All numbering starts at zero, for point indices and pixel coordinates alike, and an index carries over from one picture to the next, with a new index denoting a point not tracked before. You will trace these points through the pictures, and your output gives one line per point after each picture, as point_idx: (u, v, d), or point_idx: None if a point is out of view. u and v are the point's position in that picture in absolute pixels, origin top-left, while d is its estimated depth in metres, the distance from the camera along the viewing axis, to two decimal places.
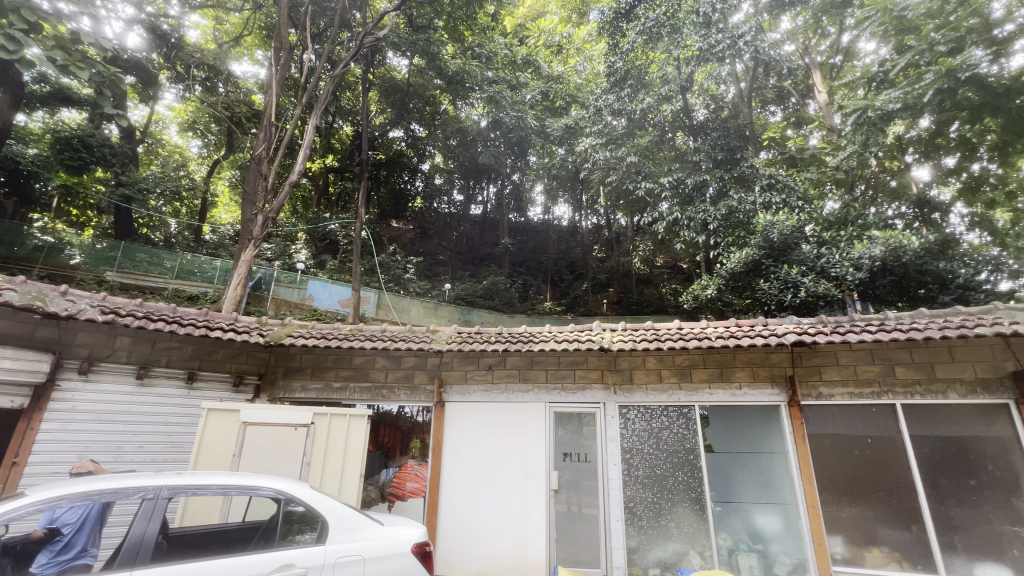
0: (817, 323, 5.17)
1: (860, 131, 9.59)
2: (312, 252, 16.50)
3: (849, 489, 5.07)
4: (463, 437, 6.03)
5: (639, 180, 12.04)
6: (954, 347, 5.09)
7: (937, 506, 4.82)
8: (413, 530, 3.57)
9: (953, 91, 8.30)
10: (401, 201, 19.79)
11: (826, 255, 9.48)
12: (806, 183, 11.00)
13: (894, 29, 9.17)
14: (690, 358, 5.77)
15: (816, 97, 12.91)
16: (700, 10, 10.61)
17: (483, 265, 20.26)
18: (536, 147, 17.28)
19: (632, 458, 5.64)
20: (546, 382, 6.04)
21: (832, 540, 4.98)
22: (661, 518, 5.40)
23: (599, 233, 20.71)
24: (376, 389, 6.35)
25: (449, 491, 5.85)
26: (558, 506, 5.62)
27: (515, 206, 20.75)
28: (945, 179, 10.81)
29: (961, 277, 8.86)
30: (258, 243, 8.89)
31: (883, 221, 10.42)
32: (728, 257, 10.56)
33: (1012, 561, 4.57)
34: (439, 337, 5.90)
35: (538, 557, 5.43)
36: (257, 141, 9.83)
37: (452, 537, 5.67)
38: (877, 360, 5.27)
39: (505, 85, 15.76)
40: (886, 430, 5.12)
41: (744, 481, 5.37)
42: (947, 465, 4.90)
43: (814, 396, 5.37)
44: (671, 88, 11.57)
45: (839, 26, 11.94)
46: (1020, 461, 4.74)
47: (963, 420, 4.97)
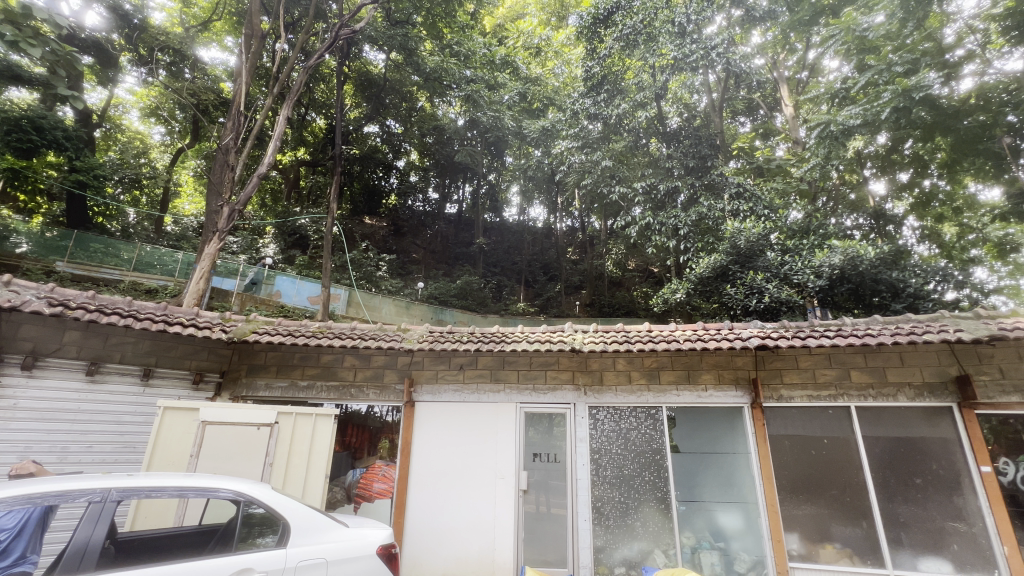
0: (780, 328, 5.34)
1: (824, 145, 9.94)
2: (280, 247, 16.04)
3: (806, 488, 5.27)
4: (432, 437, 5.96)
5: (613, 185, 12.25)
6: (904, 353, 5.36)
7: (887, 504, 5.06)
8: (380, 532, 3.51)
9: (908, 109, 8.76)
10: (374, 198, 19.54)
11: (789, 263, 9.85)
12: (772, 193, 11.36)
13: (856, 48, 9.58)
14: (659, 360, 5.88)
15: (783, 110, 13.39)
16: (676, 20, 10.90)
17: (457, 265, 20.00)
18: (513, 148, 17.31)
19: (601, 458, 5.71)
20: (517, 382, 6.05)
21: (789, 537, 5.16)
22: (628, 517, 5.49)
23: (573, 235, 20.94)
24: (344, 388, 6.22)
25: (417, 492, 5.78)
26: (527, 506, 5.64)
27: (490, 207, 20.69)
28: (899, 194, 11.34)
29: (911, 286, 9.31)
30: (223, 235, 8.57)
31: (843, 232, 10.88)
32: (697, 262, 10.82)
33: (952, 555, 4.85)
34: (410, 336, 5.82)
35: (506, 557, 5.43)
36: (225, 129, 9.47)
37: (420, 539, 5.60)
38: (834, 364, 5.51)
39: (482, 84, 15.71)
40: (842, 431, 5.35)
41: (708, 481, 5.51)
42: (896, 465, 5.15)
43: (775, 398, 5.56)
44: (646, 95, 11.83)
45: (806, 44, 12.42)
46: (961, 460, 5.03)
47: (912, 422, 5.24)
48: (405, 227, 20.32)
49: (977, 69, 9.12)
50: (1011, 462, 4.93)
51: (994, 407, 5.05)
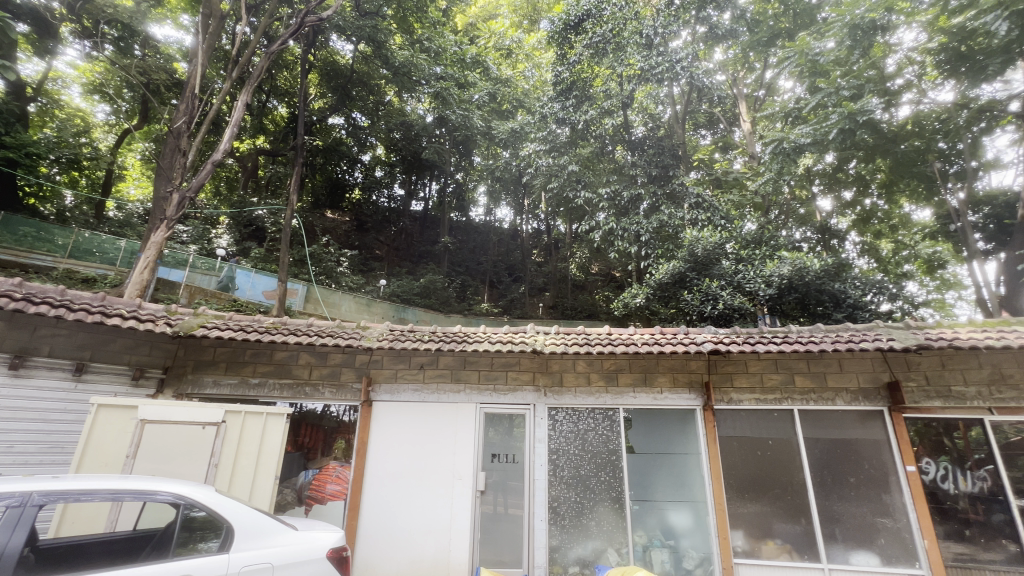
0: (732, 334, 5.57)
1: (776, 160, 10.48)
2: (234, 238, 15.32)
3: (751, 487, 5.52)
4: (390, 437, 5.85)
5: (578, 189, 12.43)
6: (843, 360, 5.70)
7: (823, 501, 5.37)
8: (331, 535, 3.42)
9: (853, 131, 9.34)
10: (337, 191, 19.38)
11: (742, 271, 10.30)
12: (728, 204, 11.86)
13: (808, 71, 10.11)
14: (617, 363, 6.00)
15: (741, 126, 14.01)
16: (643, 32, 11.27)
17: (421, 263, 19.69)
18: (481, 148, 17.38)
19: (558, 458, 5.78)
20: (478, 383, 6.03)
21: (735, 535, 5.40)
22: (583, 517, 5.57)
23: (538, 238, 21.08)
24: (298, 387, 6.02)
25: (372, 493, 5.66)
26: (484, 507, 5.63)
27: (456, 206, 20.50)
28: (843, 211, 12.03)
29: (851, 297, 9.93)
30: (172, 224, 8.11)
31: (793, 244, 11.46)
32: (657, 268, 11.14)
33: (880, 549, 5.20)
34: (370, 334, 5.70)
35: (461, 559, 5.41)
36: (178, 112, 8.94)
37: (373, 541, 5.48)
38: (780, 369, 5.80)
39: (452, 82, 15.57)
40: (785, 433, 5.64)
41: (661, 481, 5.66)
42: (833, 464, 5.48)
43: (725, 401, 5.79)
44: (613, 103, 12.05)
45: (764, 64, 13.05)
46: (890, 460, 5.41)
47: (848, 424, 5.58)
48: (368, 223, 19.91)
49: (914, 97, 9.84)
50: (932, 462, 5.34)
51: (920, 410, 5.46)
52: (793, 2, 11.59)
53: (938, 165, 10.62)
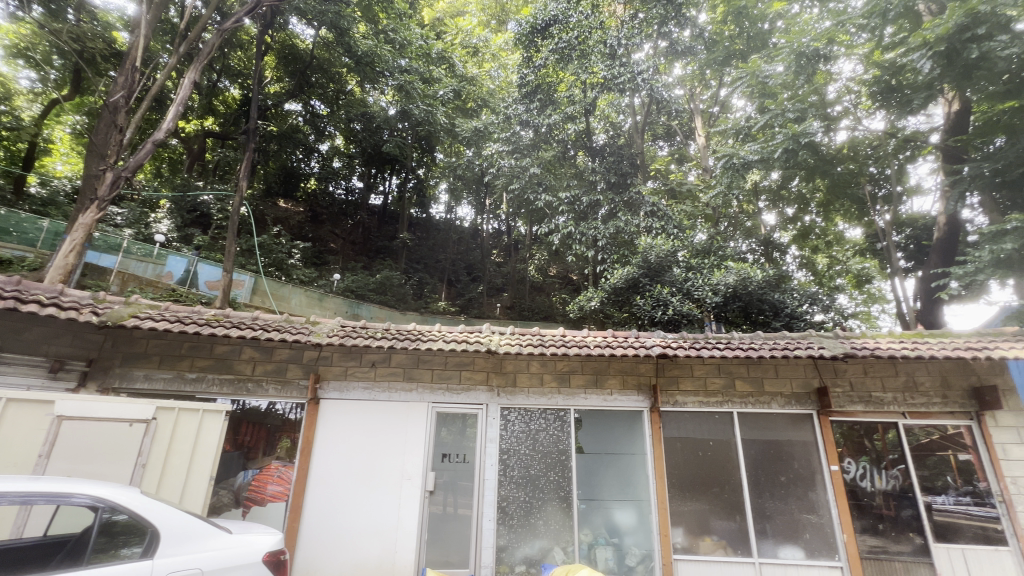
0: (679, 339, 5.78)
1: (727, 174, 11.05)
2: (176, 223, 14.38)
3: (691, 486, 5.77)
4: (336, 437, 5.68)
5: (539, 192, 12.40)
6: (779, 366, 6.06)
7: (756, 499, 5.69)
8: (267, 539, 3.25)
9: (795, 151, 9.93)
10: (291, 180, 18.78)
11: (692, 279, 10.75)
12: (681, 214, 12.38)
13: (759, 92, 10.68)
14: (571, 364, 6.10)
15: (696, 140, 14.59)
16: (608, 42, 11.64)
17: (378, 258, 19.24)
18: (443, 144, 17.54)
19: (509, 458, 5.80)
20: (430, 382, 5.96)
21: (675, 532, 5.62)
22: (531, 516, 5.62)
23: (499, 238, 21.12)
24: (240, 382, 5.75)
25: (315, 494, 5.47)
26: (432, 507, 5.56)
27: (416, 202, 20.17)
28: (785, 226, 12.70)
29: (789, 307, 10.51)
30: (104, 205, 7.52)
31: (738, 255, 12.04)
32: (612, 273, 11.42)
33: (805, 543, 5.56)
34: (320, 330, 5.51)
35: (407, 560, 5.32)
36: (115, 86, 8.28)
37: (315, 544, 5.30)
38: (722, 373, 6.08)
39: (417, 76, 15.38)
40: (724, 434, 5.92)
41: (607, 480, 5.80)
42: (766, 464, 5.81)
43: (671, 403, 6.01)
44: (576, 109, 12.27)
45: (719, 82, 13.68)
46: (817, 460, 5.80)
47: (782, 426, 5.94)
48: (324, 214, 19.41)
49: (850, 124, 10.57)
50: (853, 462, 5.78)
51: (844, 414, 5.90)
52: (747, 26, 12.13)
53: (869, 188, 11.51)
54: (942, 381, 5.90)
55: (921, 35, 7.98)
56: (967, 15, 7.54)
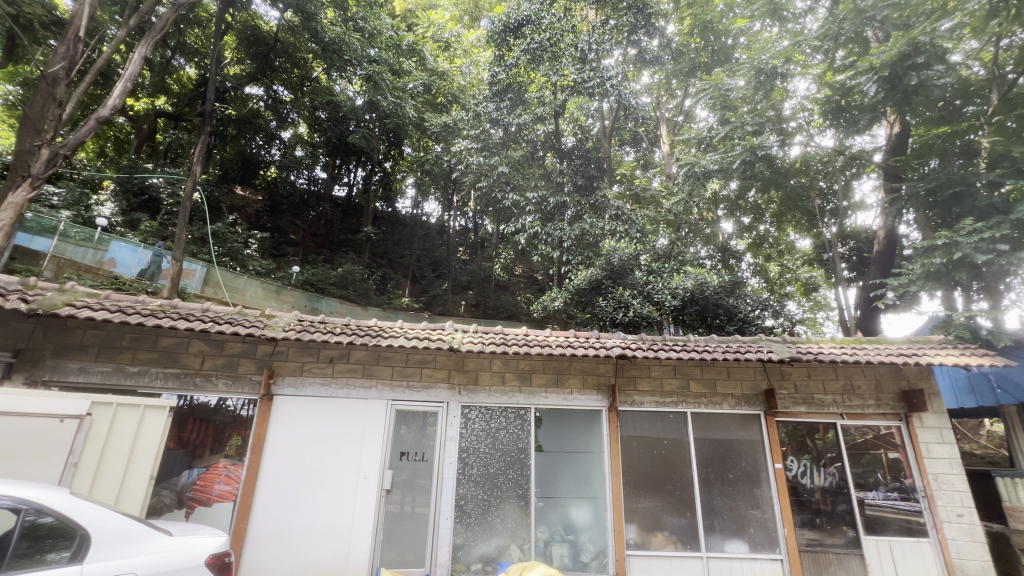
0: (639, 341, 5.91)
1: (688, 182, 11.51)
2: (120, 207, 13.51)
3: (645, 483, 5.94)
4: (289, 434, 5.50)
5: (506, 191, 12.37)
6: (731, 368, 6.32)
7: (706, 496, 5.92)
8: (212, 540, 3.11)
9: (752, 163, 10.34)
10: (250, 166, 17.82)
11: (652, 282, 11.07)
12: (644, 219, 12.73)
13: (720, 104, 11.13)
14: (532, 363, 6.15)
15: (661, 147, 14.98)
16: (578, 46, 11.85)
17: (341, 251, 18.75)
18: (411, 139, 17.34)
19: (468, 457, 5.79)
20: (390, 379, 5.85)
21: (629, 528, 5.76)
22: (489, 514, 5.63)
23: (465, 236, 20.87)
24: (186, 377, 5.47)
25: (265, 493, 5.28)
26: (389, 506, 5.47)
27: (382, 195, 19.77)
28: (742, 234, 13.26)
29: (742, 312, 10.94)
30: (38, 183, 6.99)
31: (697, 261, 12.45)
32: (576, 274, 11.63)
33: (749, 537, 5.82)
34: (275, 324, 5.32)
35: (360, 561, 5.21)
36: (54, 55, 7.67)
37: (263, 545, 5.13)
38: (678, 374, 6.28)
39: (386, 67, 15.16)
40: (678, 434, 6.12)
41: (565, 478, 5.88)
42: (716, 462, 6.05)
43: (629, 403, 6.16)
44: (546, 110, 12.34)
45: (684, 92, 14.12)
46: (763, 458, 6.09)
47: (731, 426, 6.20)
48: (284, 204, 18.64)
49: (803, 140, 11.13)
50: (795, 460, 6.10)
51: (788, 415, 6.22)
52: (711, 39, 12.59)
53: (818, 202, 12.17)
54: (876, 384, 6.32)
55: (868, 59, 8.51)
56: (909, 45, 8.09)
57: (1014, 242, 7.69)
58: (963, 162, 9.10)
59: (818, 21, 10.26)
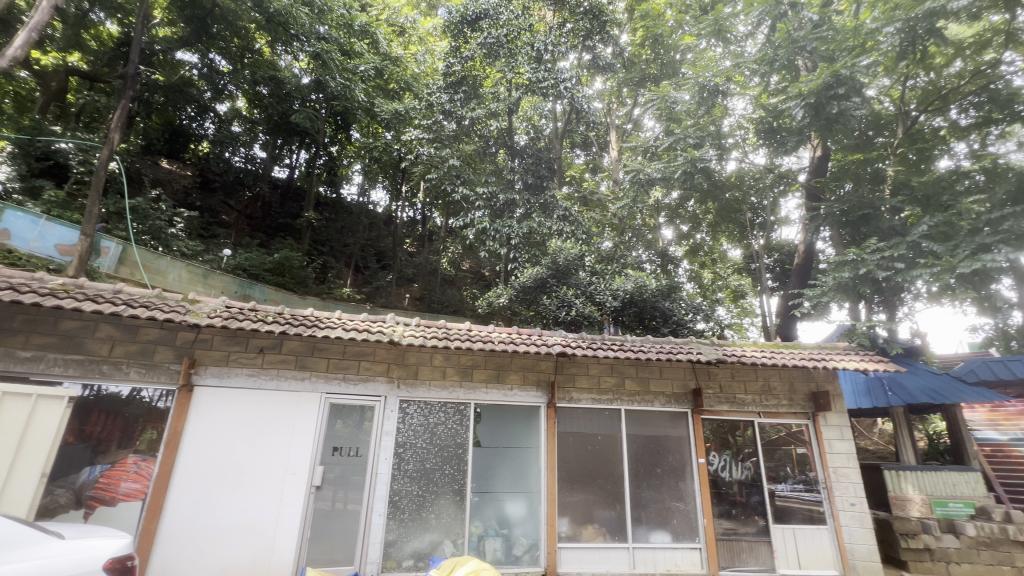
0: (579, 339, 6.04)
1: (633, 188, 11.91)
2: (19, 172, 12.00)
3: (578, 478, 6.11)
4: (210, 428, 5.14)
5: (457, 184, 12.24)
6: (663, 368, 6.64)
7: (635, 489, 6.20)
8: (112, 543, 2.85)
9: (692, 174, 10.94)
10: (179, 138, 16.54)
11: (595, 283, 11.39)
12: (590, 222, 13.08)
13: (666, 115, 11.63)
14: (474, 359, 6.13)
15: (609, 153, 15.40)
16: (535, 46, 11.94)
17: (278, 236, 17.75)
18: (360, 124, 16.94)
19: (405, 452, 5.68)
20: (326, 371, 5.63)
21: (561, 522, 5.92)
22: (423, 510, 5.57)
23: (412, 228, 20.42)
24: (91, 365, 4.98)
25: (179, 491, 4.91)
26: (319, 503, 5.27)
27: (326, 180, 18.88)
28: (680, 241, 13.92)
29: (677, 315, 11.44)
30: None
31: (638, 264, 12.95)
32: (522, 272, 11.73)
33: (672, 528, 6.16)
34: (199, 309, 4.95)
35: (284, 561, 4.99)
36: None
37: (175, 547, 4.78)
38: (614, 373, 6.50)
39: (335, 46, 14.80)
40: (612, 430, 6.36)
41: (502, 474, 5.93)
42: (646, 457, 6.35)
43: (566, 399, 6.31)
44: (499, 106, 12.32)
45: (634, 101, 14.65)
46: (688, 453, 6.46)
47: (661, 423, 6.52)
48: (216, 181, 17.19)
49: (739, 156, 11.86)
50: (717, 455, 6.53)
51: (713, 413, 6.63)
52: (661, 53, 13.16)
53: (749, 215, 13.07)
54: (790, 386, 6.88)
55: (798, 86, 9.24)
56: (833, 76, 8.83)
57: (908, 262, 8.60)
58: (871, 187, 10.08)
59: (757, 46, 10.98)
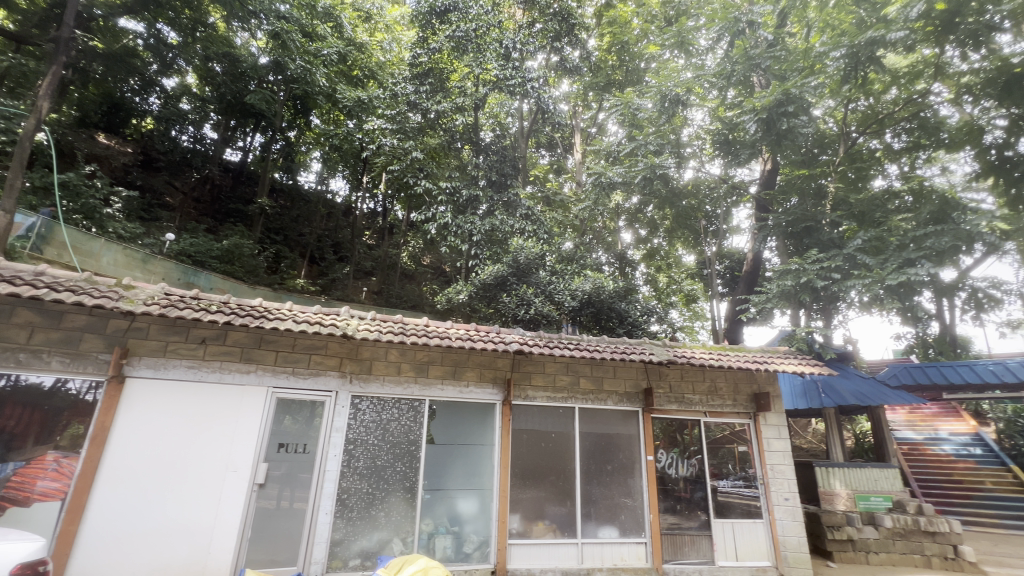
0: (536, 338, 6.09)
1: (595, 191, 12.13)
2: None
3: (531, 475, 6.16)
4: (143, 422, 4.82)
5: (419, 177, 12.52)
6: (617, 368, 6.81)
7: (585, 486, 6.33)
8: (24, 547, 2.70)
9: (652, 180, 11.26)
10: (119, 113, 15.18)
11: (554, 283, 11.49)
12: (552, 222, 13.19)
13: (629, 121, 11.89)
14: (430, 355, 6.06)
15: (573, 155, 15.59)
16: (503, 43, 11.86)
17: (227, 221, 16.86)
18: (321, 110, 16.37)
19: (355, 449, 5.54)
20: (273, 365, 5.40)
21: (512, 518, 5.95)
22: (372, 508, 5.45)
23: (373, 220, 19.96)
24: (6, 353, 4.55)
25: (105, 491, 4.57)
26: (262, 502, 5.05)
27: (282, 165, 18.10)
28: (638, 245, 14.26)
29: (632, 316, 11.72)
30: None
31: (597, 266, 13.19)
32: (483, 269, 11.67)
33: (620, 523, 6.33)
34: (134, 296, 4.62)
35: (221, 562, 4.76)
36: None
37: (98, 551, 4.45)
38: (570, 371, 6.60)
39: (296, 27, 14.13)
40: (565, 427, 6.45)
41: (455, 471, 5.89)
42: (597, 455, 6.48)
43: (522, 397, 6.35)
44: (466, 101, 12.13)
45: (599, 106, 14.92)
46: (638, 451, 6.65)
47: (613, 421, 6.68)
48: (160, 160, 16.10)
49: (696, 165, 12.30)
50: (664, 453, 6.76)
51: (662, 412, 6.86)
52: (627, 60, 13.52)
53: (703, 223, 13.59)
54: (734, 387, 7.21)
55: (752, 101, 9.68)
56: (783, 94, 9.32)
57: (844, 273, 9.20)
58: (814, 202, 10.73)
59: (716, 60, 11.43)
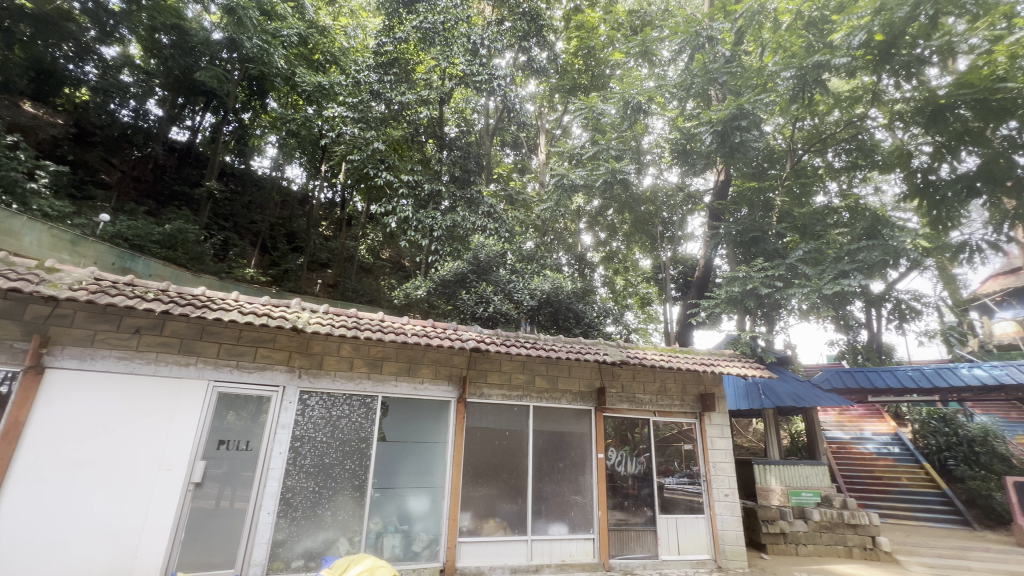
0: (494, 336, 6.07)
1: (557, 192, 12.25)
2: None
3: (483, 472, 6.16)
4: (64, 417, 4.45)
5: (380, 168, 12.17)
6: (572, 367, 6.94)
7: (537, 483, 6.40)
8: None
9: (612, 184, 11.51)
10: (50, 79, 13.81)
11: (514, 281, 11.46)
12: (514, 221, 13.21)
13: (593, 125, 12.07)
14: (384, 351, 5.93)
15: (538, 155, 15.67)
16: (471, 38, 11.72)
17: (171, 204, 15.86)
18: (278, 93, 15.69)
19: (302, 446, 5.34)
20: (215, 358, 5.12)
21: (463, 516, 5.93)
22: (318, 507, 5.27)
23: (330, 210, 19.35)
24: None
25: (16, 491, 4.18)
26: (198, 502, 4.79)
27: (235, 148, 17.23)
28: (597, 248, 14.51)
29: (589, 317, 11.91)
30: None
31: (557, 266, 13.31)
32: (442, 265, 11.58)
33: (569, 520, 6.44)
34: (59, 280, 4.25)
35: (150, 565, 4.48)
36: None
37: (5, 557, 4.06)
38: (526, 370, 6.65)
39: (253, 3, 13.41)
40: (519, 426, 6.49)
41: (406, 469, 5.79)
42: (550, 452, 6.57)
43: (477, 395, 6.34)
44: (431, 94, 11.98)
45: (564, 108, 15.08)
46: (589, 449, 6.79)
47: (567, 420, 6.79)
48: (96, 135, 14.86)
49: (655, 172, 12.65)
50: (615, 451, 6.94)
51: (614, 411, 7.05)
52: (593, 65, 13.77)
53: (660, 228, 14.00)
54: (683, 387, 7.48)
55: (709, 114, 10.07)
56: (738, 108, 9.73)
57: (786, 281, 9.75)
58: (762, 213, 11.32)
59: (678, 71, 11.83)
